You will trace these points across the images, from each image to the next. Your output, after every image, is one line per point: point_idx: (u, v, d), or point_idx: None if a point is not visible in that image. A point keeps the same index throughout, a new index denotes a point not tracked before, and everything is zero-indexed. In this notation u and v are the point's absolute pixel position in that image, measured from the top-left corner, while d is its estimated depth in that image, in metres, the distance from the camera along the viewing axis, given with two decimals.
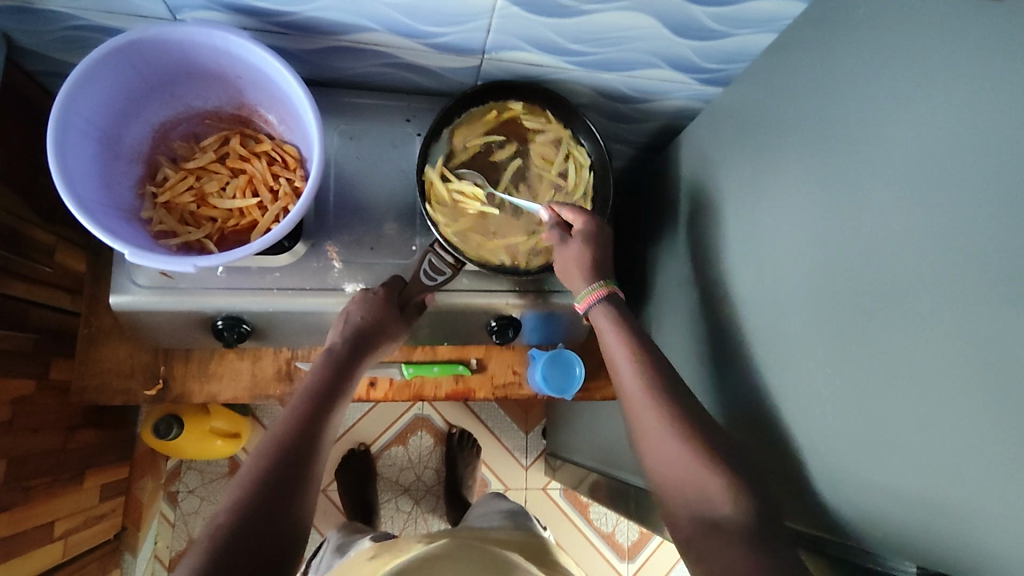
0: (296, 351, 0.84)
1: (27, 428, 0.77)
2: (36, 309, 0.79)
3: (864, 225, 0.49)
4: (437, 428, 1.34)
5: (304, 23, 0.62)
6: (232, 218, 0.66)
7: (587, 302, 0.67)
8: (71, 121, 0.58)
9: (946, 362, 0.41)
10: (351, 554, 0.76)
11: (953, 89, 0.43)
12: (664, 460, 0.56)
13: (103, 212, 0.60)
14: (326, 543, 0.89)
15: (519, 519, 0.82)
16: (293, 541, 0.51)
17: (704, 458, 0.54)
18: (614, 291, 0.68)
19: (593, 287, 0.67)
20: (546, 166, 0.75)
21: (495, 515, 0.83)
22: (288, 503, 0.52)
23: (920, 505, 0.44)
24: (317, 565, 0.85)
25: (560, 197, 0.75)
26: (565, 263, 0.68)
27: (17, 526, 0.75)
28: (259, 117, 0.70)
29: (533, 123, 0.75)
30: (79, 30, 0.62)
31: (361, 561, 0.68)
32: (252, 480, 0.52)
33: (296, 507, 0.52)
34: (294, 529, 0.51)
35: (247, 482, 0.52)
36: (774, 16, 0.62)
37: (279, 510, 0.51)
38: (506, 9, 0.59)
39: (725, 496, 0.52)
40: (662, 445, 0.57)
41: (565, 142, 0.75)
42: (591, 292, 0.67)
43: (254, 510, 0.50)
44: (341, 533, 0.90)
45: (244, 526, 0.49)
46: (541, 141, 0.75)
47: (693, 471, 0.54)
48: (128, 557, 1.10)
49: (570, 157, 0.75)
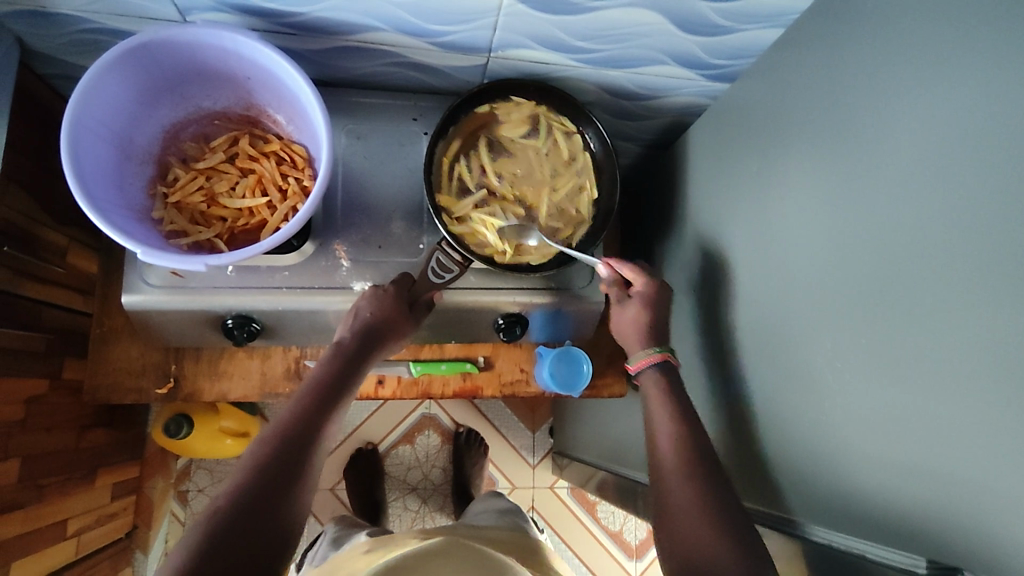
0: (304, 350, 0.84)
1: (41, 428, 0.78)
2: (49, 310, 0.80)
3: (869, 220, 0.50)
4: (444, 427, 1.35)
5: (312, 23, 0.63)
6: (242, 218, 0.66)
7: (640, 365, 0.70)
8: (84, 122, 0.58)
9: (952, 354, 0.41)
10: (349, 546, 0.76)
11: (959, 81, 0.43)
12: (678, 497, 0.58)
13: (115, 212, 0.61)
14: (325, 534, 0.89)
15: (517, 518, 0.82)
16: (288, 539, 0.51)
17: (700, 497, 0.57)
18: (668, 359, 0.70)
19: (650, 351, 0.70)
20: (535, 147, 0.76)
21: (490, 514, 0.83)
22: (285, 501, 0.52)
23: (924, 500, 0.44)
24: (311, 558, 0.86)
25: (557, 174, 0.76)
26: (622, 322, 0.73)
27: (31, 525, 0.76)
28: (268, 118, 0.71)
29: (503, 109, 0.75)
30: (92, 33, 0.63)
31: (356, 554, 0.69)
32: (249, 475, 0.52)
33: (293, 504, 0.52)
34: (286, 525, 0.51)
35: (245, 476, 0.52)
36: (780, 11, 0.62)
37: (275, 508, 0.51)
38: (512, 8, 0.60)
39: (717, 536, 0.53)
40: (678, 488, 0.59)
41: (545, 118, 0.75)
42: (648, 356, 0.70)
43: (251, 505, 0.50)
44: (340, 524, 0.91)
45: (240, 523, 0.49)
46: (519, 122, 0.75)
47: (693, 505, 0.56)
48: (140, 556, 1.12)
49: (553, 128, 0.76)
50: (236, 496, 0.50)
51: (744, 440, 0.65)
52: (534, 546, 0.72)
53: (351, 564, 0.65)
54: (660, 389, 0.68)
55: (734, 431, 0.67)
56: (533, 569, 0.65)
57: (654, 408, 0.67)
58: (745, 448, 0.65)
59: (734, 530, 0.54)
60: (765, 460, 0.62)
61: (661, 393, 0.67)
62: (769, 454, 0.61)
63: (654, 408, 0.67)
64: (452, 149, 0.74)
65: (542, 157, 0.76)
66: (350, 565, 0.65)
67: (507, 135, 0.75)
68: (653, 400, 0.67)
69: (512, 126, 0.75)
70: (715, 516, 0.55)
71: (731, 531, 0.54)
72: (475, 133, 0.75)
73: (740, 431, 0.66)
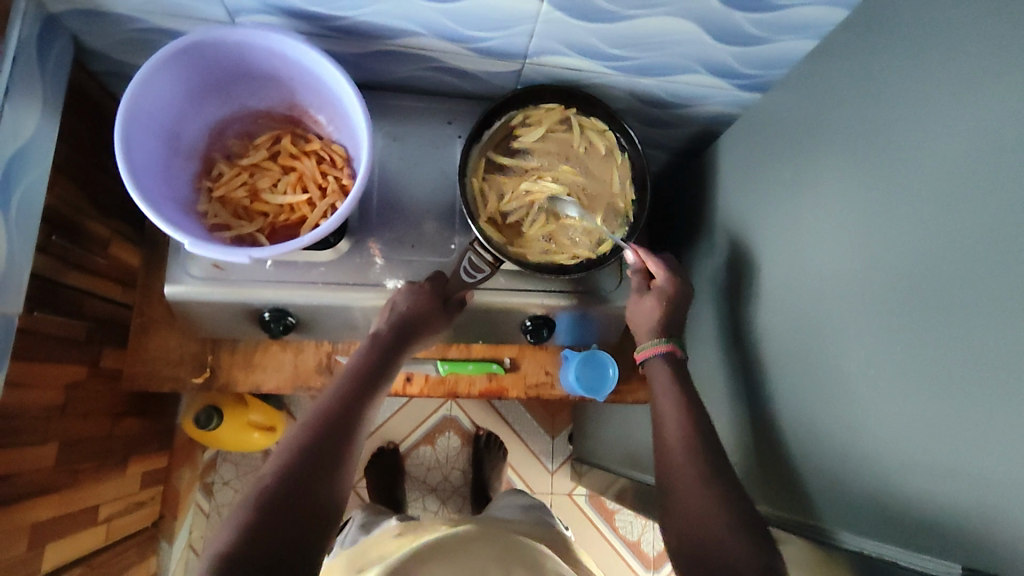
0: (336, 345, 0.86)
1: (79, 414, 0.81)
2: (92, 300, 0.83)
3: (900, 228, 0.50)
4: (466, 429, 1.35)
5: (355, 28, 0.65)
6: (283, 214, 0.68)
7: (646, 354, 0.72)
8: (137, 118, 0.61)
9: (986, 363, 0.41)
10: (378, 530, 0.78)
11: (995, 92, 0.43)
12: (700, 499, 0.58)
13: (163, 204, 0.63)
14: (352, 520, 0.91)
15: (538, 512, 0.83)
16: (325, 527, 0.52)
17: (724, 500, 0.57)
18: (674, 351, 0.71)
19: (655, 342, 0.71)
20: (565, 146, 0.75)
21: (515, 507, 0.85)
22: (327, 483, 0.54)
23: (954, 508, 0.44)
24: (342, 540, 0.87)
25: (588, 173, 0.75)
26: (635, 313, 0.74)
27: (67, 508, 0.78)
28: (310, 118, 0.73)
29: (535, 112, 0.75)
30: (144, 32, 0.66)
31: (387, 537, 0.72)
32: (293, 459, 0.54)
33: (330, 492, 0.54)
34: (329, 507, 0.53)
35: (290, 459, 0.54)
36: (814, 23, 0.62)
37: (314, 495, 0.52)
38: (551, 15, 0.61)
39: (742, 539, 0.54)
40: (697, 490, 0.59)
41: (574, 119, 0.75)
42: (653, 345, 0.71)
43: (294, 489, 0.51)
44: (366, 512, 0.93)
45: (281, 508, 0.50)
46: (549, 122, 0.75)
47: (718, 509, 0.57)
48: (165, 545, 1.14)
49: (585, 133, 0.76)
50: (277, 483, 0.51)
51: (768, 447, 0.65)
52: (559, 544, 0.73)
53: (380, 549, 0.67)
54: (666, 377, 0.69)
55: (758, 438, 0.67)
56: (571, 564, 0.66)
57: (658, 404, 0.67)
58: (770, 455, 0.65)
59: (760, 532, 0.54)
60: (789, 467, 0.62)
61: (668, 379, 0.69)
62: (794, 460, 0.61)
63: (660, 395, 0.68)
64: (489, 156, 0.75)
65: (574, 157, 0.76)
66: (383, 548, 0.68)
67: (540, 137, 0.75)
68: (656, 391, 0.69)
69: (544, 125, 0.75)
70: (739, 516, 0.56)
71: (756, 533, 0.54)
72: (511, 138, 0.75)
73: (764, 438, 0.66)
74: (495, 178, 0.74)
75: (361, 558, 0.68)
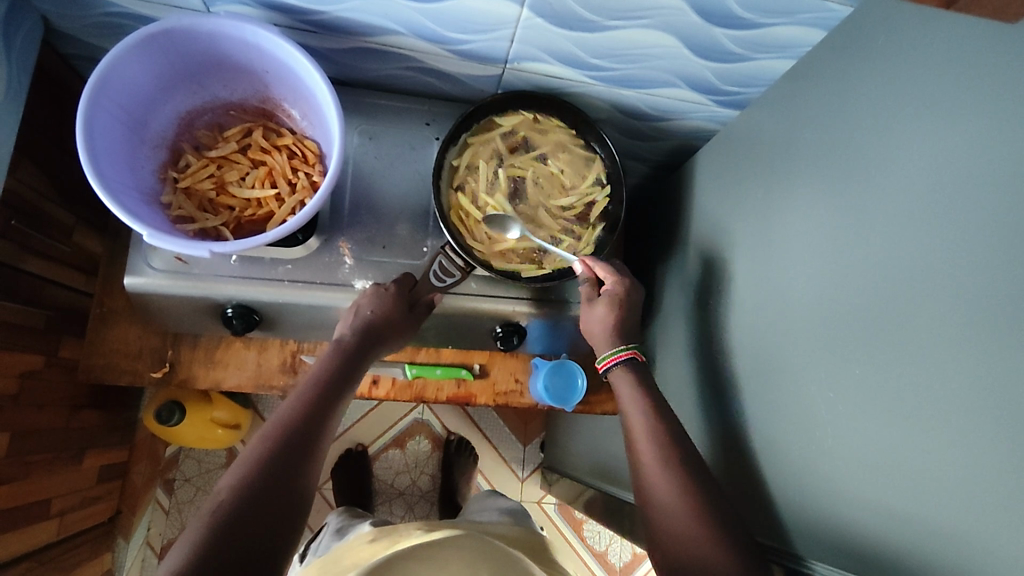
0: (302, 345, 0.86)
1: (34, 404, 0.78)
2: (50, 287, 0.81)
3: (866, 251, 0.50)
4: (436, 434, 1.34)
5: (333, 23, 0.64)
6: (250, 208, 0.68)
7: (608, 363, 0.71)
8: (102, 103, 0.59)
9: (947, 390, 0.41)
10: (350, 536, 0.76)
11: (961, 120, 0.43)
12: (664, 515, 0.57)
13: (125, 193, 0.61)
14: (326, 527, 0.89)
15: (519, 517, 0.82)
16: (290, 535, 0.51)
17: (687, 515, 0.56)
18: (636, 356, 0.71)
19: (617, 349, 0.71)
20: (563, 164, 0.76)
21: (492, 511, 0.83)
22: (287, 495, 0.52)
23: (910, 529, 0.43)
24: (316, 548, 0.85)
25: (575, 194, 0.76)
26: (588, 322, 0.73)
27: (15, 500, 0.75)
28: (283, 112, 0.72)
29: (547, 121, 0.76)
30: (116, 17, 0.64)
31: (359, 543, 0.67)
32: (254, 469, 0.52)
33: (293, 505, 0.52)
34: (291, 519, 0.51)
35: (250, 469, 0.52)
36: (793, 41, 0.62)
37: (281, 493, 0.51)
38: (531, 21, 0.61)
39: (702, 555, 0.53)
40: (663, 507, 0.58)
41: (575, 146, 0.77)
42: (615, 353, 0.71)
43: (254, 500, 0.50)
44: (341, 516, 0.91)
45: (246, 509, 0.49)
46: (555, 137, 0.76)
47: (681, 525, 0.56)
48: (122, 542, 1.13)
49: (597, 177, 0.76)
50: (237, 492, 0.50)
51: (734, 462, 0.65)
52: (538, 542, 0.68)
53: (353, 556, 0.63)
54: (637, 391, 0.68)
55: (725, 455, 0.67)
56: (545, 563, 0.62)
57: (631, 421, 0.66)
58: (737, 472, 0.65)
59: (733, 547, 0.53)
60: (753, 485, 0.61)
61: (634, 390, 0.68)
62: (760, 479, 0.61)
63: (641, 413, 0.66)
64: (491, 148, 0.75)
65: (571, 176, 0.76)
66: (354, 555, 0.63)
67: (557, 159, 0.76)
68: (625, 401, 0.68)
69: (549, 136, 0.76)
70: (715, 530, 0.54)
71: (728, 543, 0.53)
72: (507, 132, 0.76)
73: (731, 454, 0.66)
74: (489, 159, 0.75)
75: (335, 563, 0.63)
